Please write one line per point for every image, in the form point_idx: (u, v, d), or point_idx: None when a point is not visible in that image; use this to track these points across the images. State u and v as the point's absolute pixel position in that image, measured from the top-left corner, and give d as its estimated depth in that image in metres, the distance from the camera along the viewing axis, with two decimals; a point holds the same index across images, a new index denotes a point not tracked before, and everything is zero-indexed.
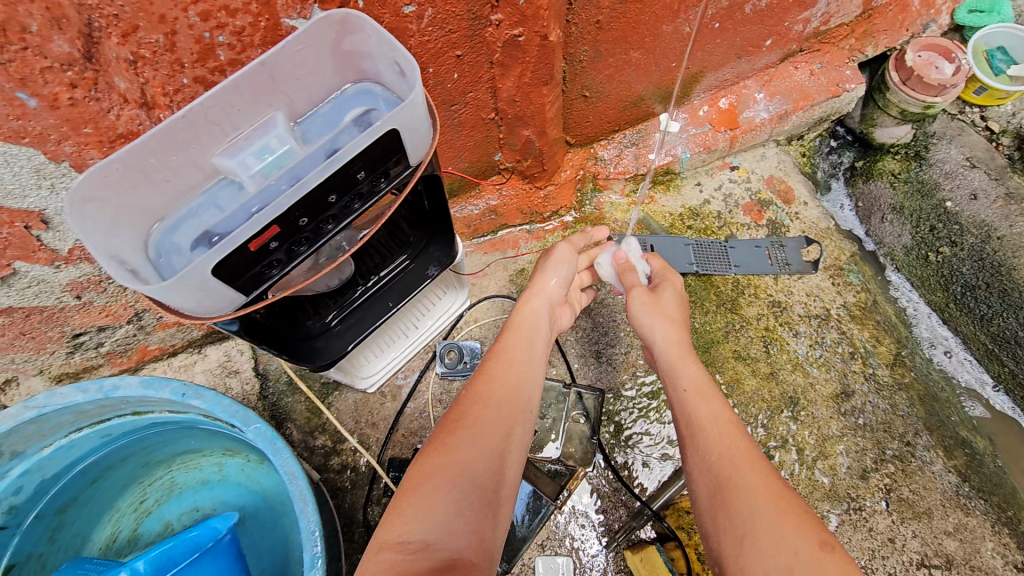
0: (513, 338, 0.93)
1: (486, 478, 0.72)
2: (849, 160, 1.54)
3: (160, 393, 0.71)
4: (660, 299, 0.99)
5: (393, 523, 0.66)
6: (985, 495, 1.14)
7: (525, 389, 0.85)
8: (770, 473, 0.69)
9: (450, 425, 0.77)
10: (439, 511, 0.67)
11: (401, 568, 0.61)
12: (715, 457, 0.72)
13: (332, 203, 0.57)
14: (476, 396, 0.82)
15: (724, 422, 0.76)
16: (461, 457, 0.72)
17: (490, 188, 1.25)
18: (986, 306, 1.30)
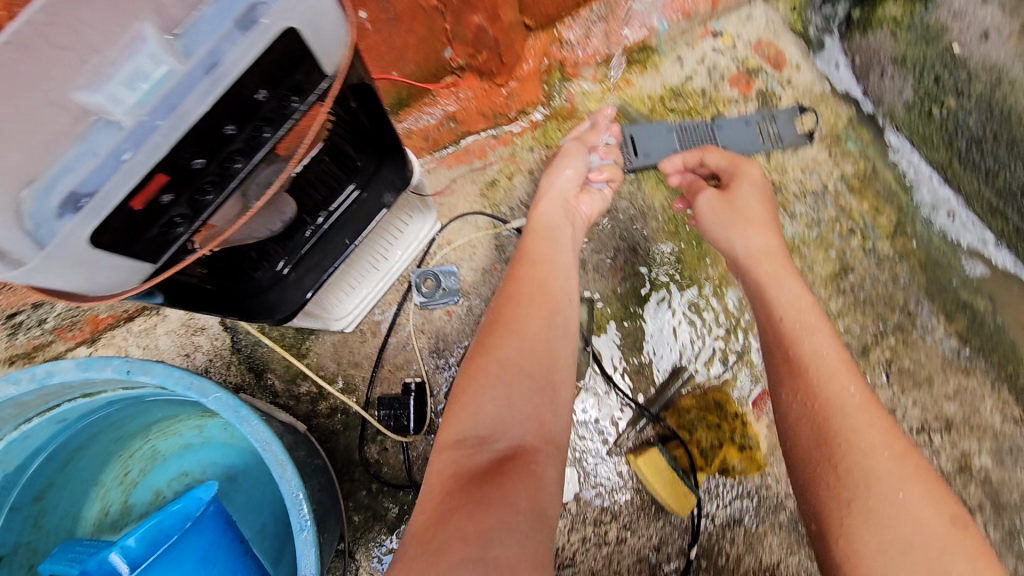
0: (535, 237, 0.90)
1: (535, 367, 0.71)
2: (844, 11, 1.32)
3: (102, 373, 0.63)
4: (734, 203, 0.93)
5: (450, 424, 0.67)
6: (987, 355, 1.12)
7: (557, 283, 0.82)
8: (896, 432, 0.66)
9: (492, 329, 0.76)
10: (488, 406, 0.67)
11: (460, 466, 0.62)
12: (826, 402, 0.68)
13: (232, 134, 0.52)
14: (511, 296, 0.79)
15: (834, 360, 0.72)
16: (502, 355, 0.71)
17: (444, 92, 1.10)
18: (992, 160, 1.18)
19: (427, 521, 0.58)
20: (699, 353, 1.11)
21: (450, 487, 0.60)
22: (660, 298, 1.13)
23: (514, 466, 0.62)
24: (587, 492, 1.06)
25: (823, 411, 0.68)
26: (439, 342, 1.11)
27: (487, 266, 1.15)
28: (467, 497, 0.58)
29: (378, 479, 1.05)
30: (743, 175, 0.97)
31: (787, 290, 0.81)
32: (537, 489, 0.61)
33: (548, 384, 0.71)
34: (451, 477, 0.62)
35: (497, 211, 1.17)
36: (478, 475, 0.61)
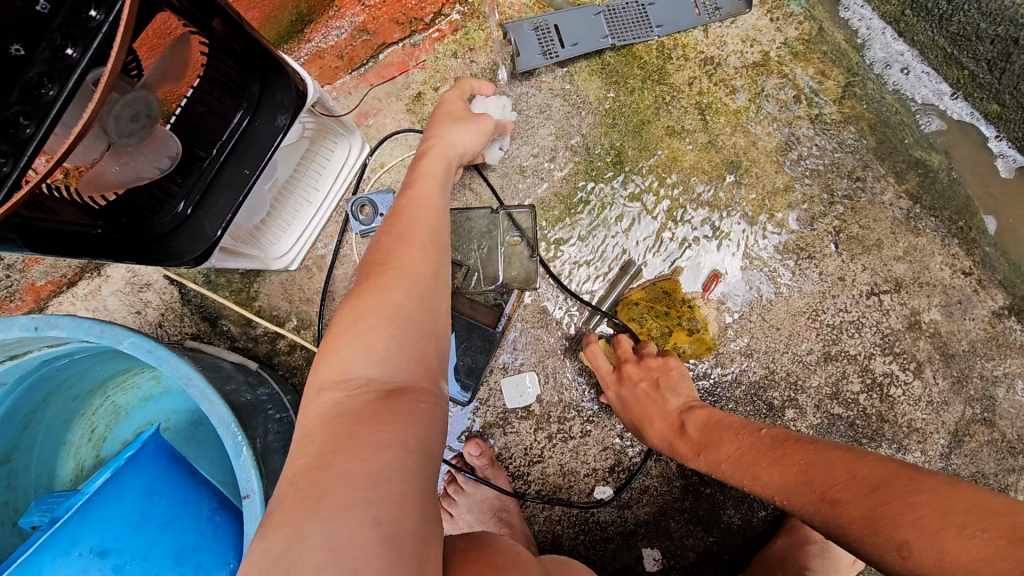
0: (424, 182, 0.81)
1: (421, 312, 0.65)
2: None
3: (9, 333, 0.64)
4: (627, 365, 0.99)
5: (329, 366, 0.60)
6: (937, 212, 1.11)
7: (440, 226, 0.76)
8: (814, 480, 0.64)
9: (375, 269, 0.68)
10: (376, 346, 0.60)
11: (344, 408, 0.56)
12: (775, 492, 0.68)
13: (24, 56, 0.51)
14: (397, 238, 0.72)
15: (742, 458, 0.75)
16: (387, 298, 0.64)
17: (348, 2, 1.06)
18: (946, 2, 1.11)
19: (308, 465, 0.52)
20: (646, 246, 1.10)
21: (333, 429, 0.54)
22: (602, 196, 1.10)
23: (405, 404, 0.57)
24: (550, 393, 1.09)
25: (780, 499, 0.68)
26: None
27: None
28: (354, 437, 0.53)
29: None
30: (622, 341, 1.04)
31: (698, 415, 0.87)
32: (425, 430, 0.57)
33: (433, 330, 0.65)
34: (335, 418, 0.56)
35: None
36: (366, 409, 0.55)
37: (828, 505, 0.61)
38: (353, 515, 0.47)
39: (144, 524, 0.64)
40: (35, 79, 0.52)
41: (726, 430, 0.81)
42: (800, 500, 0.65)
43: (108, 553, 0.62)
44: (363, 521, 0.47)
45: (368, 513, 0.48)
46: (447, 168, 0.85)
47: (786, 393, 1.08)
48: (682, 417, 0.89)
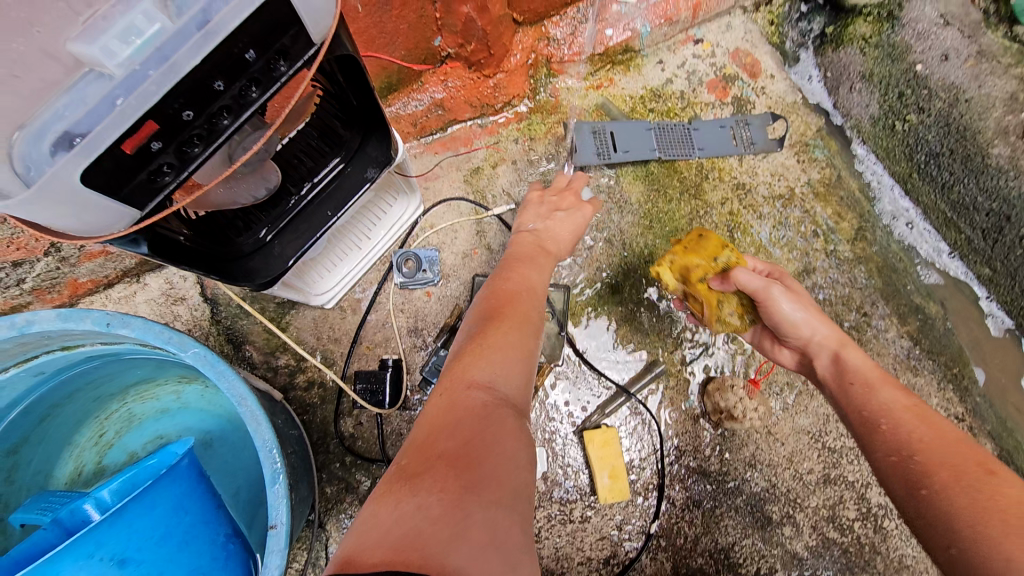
0: (530, 259, 0.91)
1: (532, 369, 0.72)
2: (819, 27, 1.40)
3: (81, 325, 0.65)
4: (800, 291, 0.90)
5: (476, 371, 0.64)
6: (934, 356, 1.20)
7: (544, 305, 0.85)
8: (976, 458, 0.65)
9: (501, 318, 0.76)
10: (508, 374, 0.67)
11: (490, 409, 0.60)
12: (924, 443, 0.69)
13: (219, 92, 0.47)
14: (516, 301, 0.80)
15: (902, 410, 0.74)
16: (519, 346, 0.72)
17: (434, 80, 1.14)
18: (948, 174, 1.29)
19: (458, 448, 0.54)
20: (666, 345, 1.15)
21: (481, 423, 0.58)
22: (631, 288, 1.17)
23: (527, 430, 0.62)
24: (556, 472, 1.09)
25: (936, 480, 0.64)
26: (418, 322, 1.14)
27: (467, 250, 1.18)
28: (499, 436, 0.57)
29: (352, 452, 1.07)
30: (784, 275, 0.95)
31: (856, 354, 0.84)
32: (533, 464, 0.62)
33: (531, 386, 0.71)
34: (480, 413, 0.59)
35: (480, 197, 1.20)
36: (508, 420, 0.60)
37: (965, 480, 0.62)
38: (503, 510, 0.51)
39: (165, 539, 0.64)
40: (216, 109, 0.48)
41: (890, 383, 0.79)
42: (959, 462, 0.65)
43: (126, 563, 0.60)
44: (509, 517, 0.51)
45: (511, 513, 0.52)
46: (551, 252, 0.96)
47: (785, 509, 1.10)
48: (833, 344, 0.87)
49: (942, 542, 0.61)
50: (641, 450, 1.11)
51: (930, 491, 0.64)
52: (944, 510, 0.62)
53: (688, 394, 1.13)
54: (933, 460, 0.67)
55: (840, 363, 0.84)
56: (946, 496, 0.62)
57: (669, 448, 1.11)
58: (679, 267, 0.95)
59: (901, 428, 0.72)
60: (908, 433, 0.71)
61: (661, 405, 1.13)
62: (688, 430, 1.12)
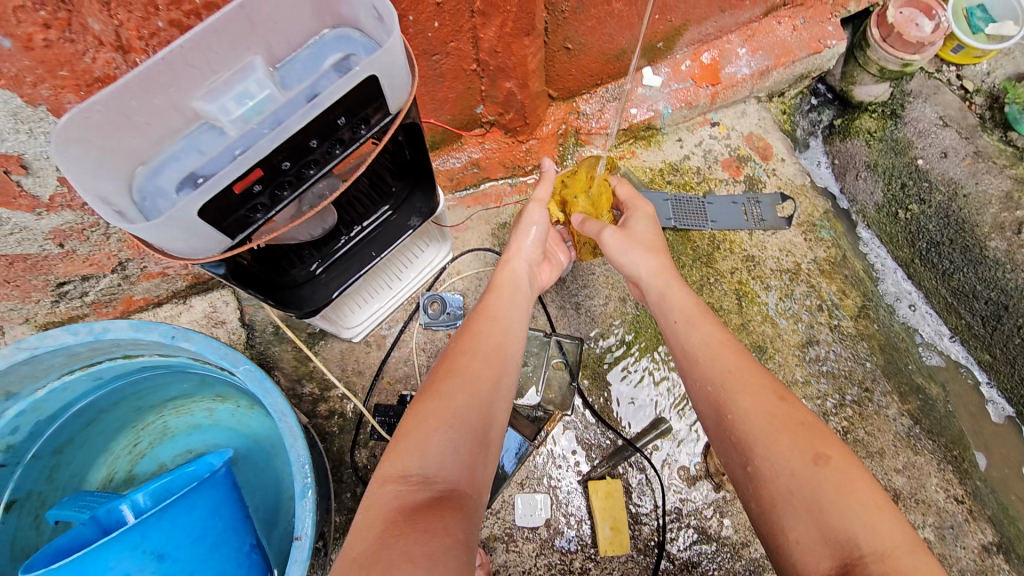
0: (495, 292, 0.93)
1: (473, 414, 0.72)
2: (828, 119, 1.56)
3: (149, 335, 0.73)
4: (634, 231, 0.97)
5: (393, 461, 0.68)
6: (934, 436, 1.23)
7: (505, 336, 0.85)
8: (772, 387, 0.71)
9: (442, 370, 0.78)
10: (435, 448, 0.68)
11: (402, 501, 0.63)
12: (722, 371, 0.74)
13: (313, 148, 0.56)
14: (464, 347, 0.81)
15: (717, 345, 0.78)
16: (449, 400, 0.73)
17: (472, 141, 1.25)
18: (948, 262, 1.37)
19: (368, 548, 0.59)
20: (672, 403, 1.19)
21: (392, 518, 0.61)
22: (643, 346, 1.22)
23: (451, 506, 0.64)
24: (557, 520, 1.12)
25: (756, 426, 0.67)
26: (437, 362, 1.20)
27: None
28: (410, 525, 0.60)
29: (364, 482, 1.11)
30: (639, 212, 1.03)
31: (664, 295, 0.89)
32: (469, 521, 0.64)
33: (486, 437, 0.72)
34: (393, 510, 0.63)
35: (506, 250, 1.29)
36: (419, 509, 0.62)
37: (770, 410, 0.68)
38: None
39: (201, 539, 0.69)
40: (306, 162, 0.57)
41: (700, 311, 0.84)
42: (754, 391, 0.70)
43: (163, 558, 0.66)
44: None
45: None
46: (512, 276, 0.96)
47: None
48: (657, 275, 0.92)
49: (739, 460, 0.67)
50: (644, 505, 1.13)
51: (735, 412, 0.70)
52: (742, 432, 0.68)
53: (692, 453, 1.16)
54: (738, 382, 0.72)
55: (664, 300, 0.88)
56: (747, 412, 0.69)
57: (672, 506, 1.13)
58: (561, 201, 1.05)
59: (701, 360, 0.77)
60: (702, 362, 0.76)
61: (666, 461, 1.16)
62: (691, 490, 1.14)
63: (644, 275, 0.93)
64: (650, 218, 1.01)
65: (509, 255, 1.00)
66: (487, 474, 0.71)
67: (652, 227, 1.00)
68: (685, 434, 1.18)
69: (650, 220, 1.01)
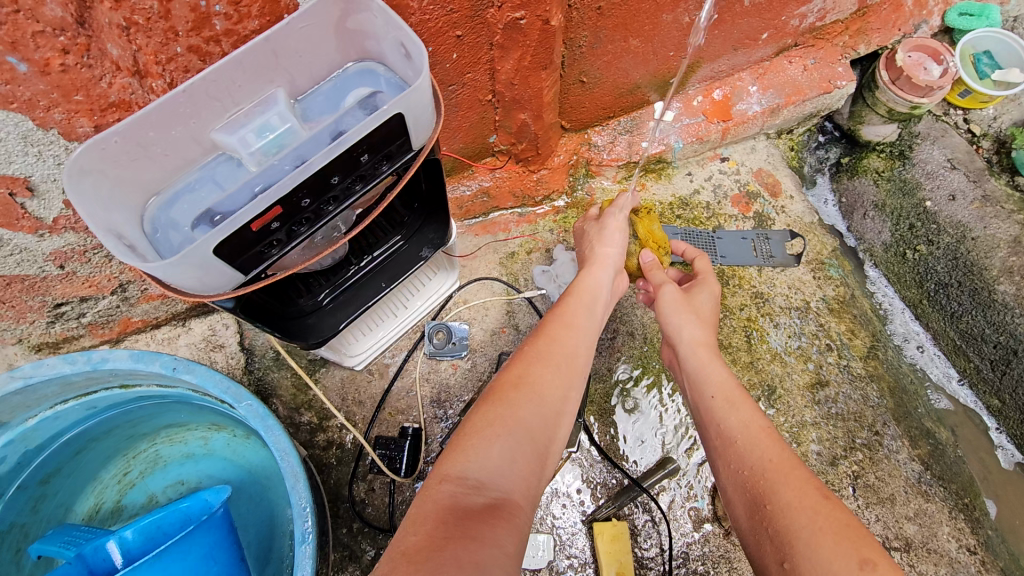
0: (572, 298, 0.91)
1: (540, 432, 0.71)
2: (835, 156, 1.58)
3: (149, 366, 0.70)
4: (695, 300, 0.98)
5: (453, 458, 0.66)
6: (945, 483, 1.20)
7: (578, 350, 0.83)
8: (814, 483, 0.67)
9: (514, 376, 0.76)
10: (495, 455, 0.66)
11: (456, 502, 0.61)
12: (763, 462, 0.71)
13: (334, 184, 0.55)
14: (535, 352, 0.80)
15: (756, 430, 0.76)
16: (519, 412, 0.71)
17: (483, 170, 1.24)
18: (957, 304, 1.36)
19: (420, 543, 0.56)
20: (680, 443, 1.17)
21: (444, 518, 0.59)
22: (651, 381, 1.20)
23: (505, 516, 0.61)
24: (560, 561, 1.08)
25: (798, 522, 0.63)
26: (441, 393, 1.17)
27: (496, 328, 1.23)
28: (462, 531, 0.57)
29: (361, 518, 1.07)
30: (705, 283, 1.03)
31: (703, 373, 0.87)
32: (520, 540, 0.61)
33: (545, 450, 0.71)
34: (446, 508, 0.60)
35: (513, 280, 1.27)
36: (472, 514, 0.60)
37: (811, 505, 0.64)
38: None
39: None
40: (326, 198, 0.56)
41: (739, 394, 0.82)
42: (796, 485, 0.67)
43: None
44: None
45: None
46: (590, 284, 0.94)
47: None
48: (707, 345, 0.92)
49: (778, 558, 0.63)
50: (650, 548, 1.10)
51: (775, 506, 0.66)
52: (784, 525, 0.64)
53: (699, 495, 1.13)
54: (780, 474, 0.69)
55: (706, 372, 0.88)
56: (786, 505, 0.65)
57: (678, 550, 1.10)
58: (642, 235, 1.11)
59: (741, 449, 0.74)
60: (743, 451, 0.74)
61: (673, 503, 1.13)
62: (697, 534, 1.11)
63: (690, 344, 0.92)
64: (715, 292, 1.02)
65: (596, 259, 0.99)
66: (537, 493, 0.68)
67: (714, 299, 1.01)
68: (692, 475, 1.15)
69: (716, 292, 1.02)
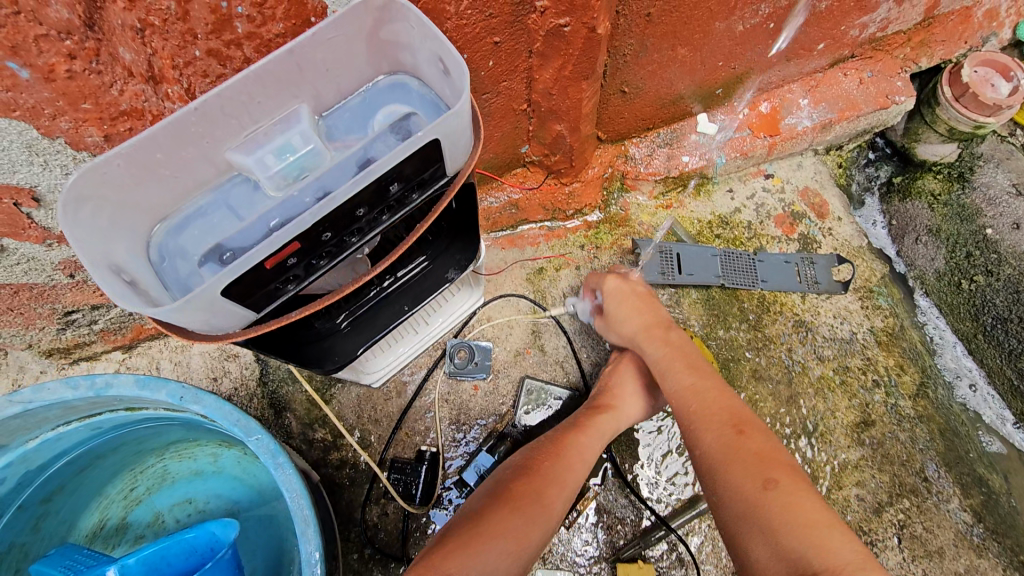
0: (598, 421, 0.94)
1: (531, 554, 0.75)
2: (886, 175, 1.47)
3: (155, 395, 0.65)
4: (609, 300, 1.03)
5: (461, 559, 0.69)
6: (999, 538, 1.11)
7: (583, 476, 0.87)
8: (731, 421, 0.79)
9: (531, 488, 0.80)
10: (496, 570, 0.71)
11: None
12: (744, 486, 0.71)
13: (360, 216, 0.48)
14: (554, 473, 0.84)
15: (685, 392, 0.86)
16: (528, 537, 0.76)
17: (512, 182, 1.17)
18: (1016, 341, 1.29)
19: None
20: None
21: None
22: None
23: None
24: None
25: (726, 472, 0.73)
26: (460, 416, 1.11)
27: (521, 349, 1.16)
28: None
29: (372, 544, 1.03)
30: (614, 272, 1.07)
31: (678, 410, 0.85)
32: None
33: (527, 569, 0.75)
34: None
35: (541, 297, 1.20)
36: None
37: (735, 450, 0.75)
38: None
39: None
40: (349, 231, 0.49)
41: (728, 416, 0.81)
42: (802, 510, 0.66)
43: None
44: None
45: None
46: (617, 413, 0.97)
47: None
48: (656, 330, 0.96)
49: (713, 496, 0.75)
50: None
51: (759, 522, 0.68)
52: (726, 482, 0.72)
53: None
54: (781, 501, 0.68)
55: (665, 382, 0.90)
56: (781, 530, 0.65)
57: None
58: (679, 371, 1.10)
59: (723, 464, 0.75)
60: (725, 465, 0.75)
61: (702, 546, 1.05)
62: None
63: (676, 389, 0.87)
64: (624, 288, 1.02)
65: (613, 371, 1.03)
66: None
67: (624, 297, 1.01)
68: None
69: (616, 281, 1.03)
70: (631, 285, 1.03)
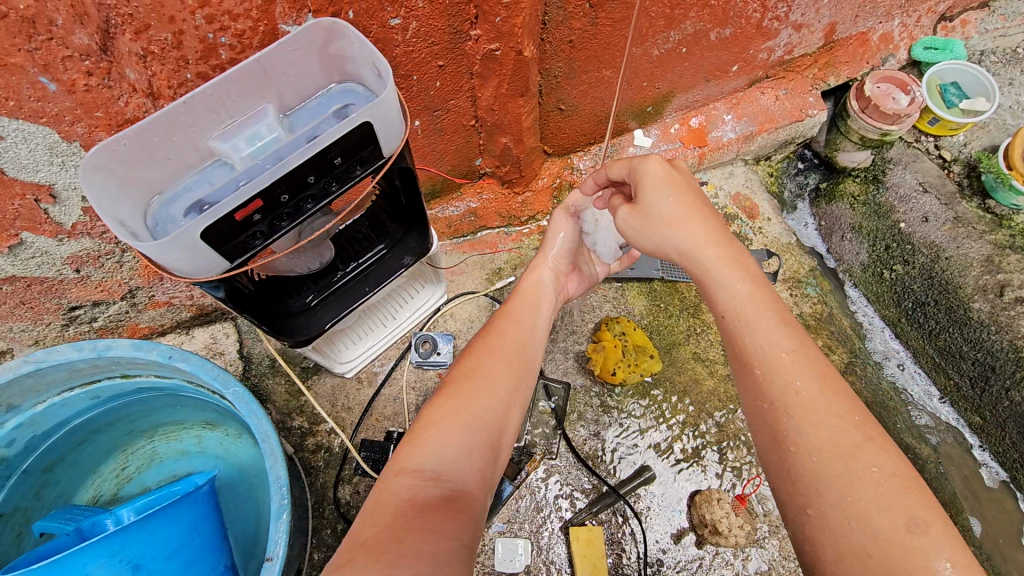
0: (522, 298, 1.00)
1: (494, 423, 0.77)
2: (814, 182, 1.65)
3: (147, 355, 0.78)
4: (644, 207, 0.84)
5: (410, 454, 0.71)
6: None
7: (530, 341, 0.92)
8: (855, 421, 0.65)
9: (467, 372, 0.83)
10: (450, 447, 0.72)
11: (415, 495, 0.65)
12: (818, 463, 0.64)
13: (311, 183, 0.63)
14: (484, 351, 0.87)
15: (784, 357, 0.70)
16: (472, 404, 0.77)
17: (470, 192, 1.32)
18: (934, 322, 1.39)
19: (379, 534, 0.60)
20: (657, 454, 1.19)
21: (403, 510, 0.63)
22: (629, 394, 1.23)
23: (461, 507, 0.66)
24: (538, 566, 1.11)
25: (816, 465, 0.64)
26: (427, 400, 1.22)
27: None
28: (421, 521, 0.62)
29: (345, 519, 1.12)
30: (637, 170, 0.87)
31: (766, 374, 0.71)
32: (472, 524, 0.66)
33: (497, 441, 0.77)
34: (405, 501, 0.64)
35: (499, 294, 1.34)
36: (431, 504, 0.64)
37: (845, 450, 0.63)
38: None
39: (177, 554, 0.72)
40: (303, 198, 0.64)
41: (833, 382, 0.69)
42: (882, 515, 0.59)
43: (139, 569, 0.69)
44: None
45: None
46: (540, 283, 1.03)
47: None
48: (711, 238, 0.79)
49: (797, 499, 0.65)
50: (628, 554, 1.12)
51: (820, 514, 0.62)
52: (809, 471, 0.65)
53: (675, 504, 1.16)
54: (846, 496, 0.61)
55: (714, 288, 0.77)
56: (845, 533, 0.60)
57: (654, 557, 1.12)
58: (631, 352, 1.21)
59: (803, 438, 0.66)
60: (801, 438, 0.66)
61: (650, 511, 1.15)
62: (676, 544, 1.13)
63: (767, 351, 0.72)
64: (674, 206, 0.82)
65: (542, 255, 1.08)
66: (490, 483, 0.74)
67: (672, 215, 0.81)
68: (668, 486, 1.17)
69: (660, 170, 0.85)
70: (679, 198, 0.82)
